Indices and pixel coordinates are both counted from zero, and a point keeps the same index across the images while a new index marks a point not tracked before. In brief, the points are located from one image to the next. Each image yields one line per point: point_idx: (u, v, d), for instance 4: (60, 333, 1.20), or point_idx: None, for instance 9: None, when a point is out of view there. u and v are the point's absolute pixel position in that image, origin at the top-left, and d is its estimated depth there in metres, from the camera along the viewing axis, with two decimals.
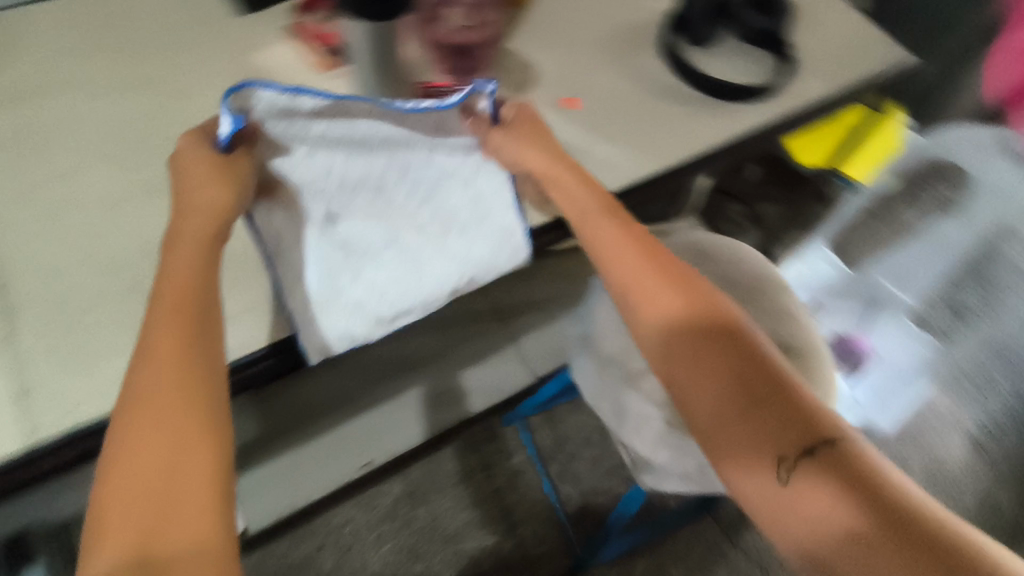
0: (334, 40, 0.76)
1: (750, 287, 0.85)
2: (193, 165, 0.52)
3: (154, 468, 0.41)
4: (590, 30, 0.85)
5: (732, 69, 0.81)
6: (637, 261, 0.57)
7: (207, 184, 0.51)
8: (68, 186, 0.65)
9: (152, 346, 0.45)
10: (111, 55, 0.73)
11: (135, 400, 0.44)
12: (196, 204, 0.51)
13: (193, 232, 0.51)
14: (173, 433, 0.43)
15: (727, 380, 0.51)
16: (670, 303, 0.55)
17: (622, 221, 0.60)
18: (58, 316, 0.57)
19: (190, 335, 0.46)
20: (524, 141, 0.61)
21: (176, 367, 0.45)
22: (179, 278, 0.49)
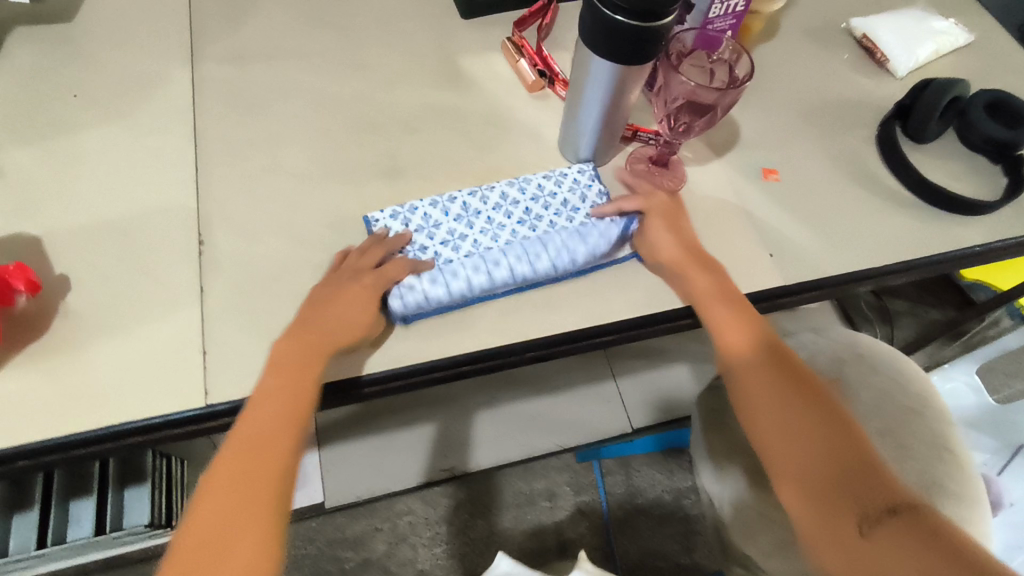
0: (550, 62, 0.73)
1: (913, 409, 0.76)
2: (348, 293, 0.55)
3: (222, 539, 0.44)
4: (805, 98, 0.79)
5: (946, 173, 0.75)
6: (744, 338, 0.57)
7: (347, 317, 0.54)
8: (273, 149, 0.65)
9: (247, 434, 0.47)
10: (330, 30, 0.74)
11: (227, 467, 0.46)
12: (330, 333, 0.53)
13: (316, 358, 0.51)
14: (238, 506, 0.45)
15: (823, 454, 0.50)
16: (774, 384, 0.54)
17: (731, 293, 0.59)
18: (245, 279, 0.57)
19: (286, 429, 0.48)
20: (660, 229, 0.62)
21: (256, 452, 0.47)
22: (281, 376, 0.50)
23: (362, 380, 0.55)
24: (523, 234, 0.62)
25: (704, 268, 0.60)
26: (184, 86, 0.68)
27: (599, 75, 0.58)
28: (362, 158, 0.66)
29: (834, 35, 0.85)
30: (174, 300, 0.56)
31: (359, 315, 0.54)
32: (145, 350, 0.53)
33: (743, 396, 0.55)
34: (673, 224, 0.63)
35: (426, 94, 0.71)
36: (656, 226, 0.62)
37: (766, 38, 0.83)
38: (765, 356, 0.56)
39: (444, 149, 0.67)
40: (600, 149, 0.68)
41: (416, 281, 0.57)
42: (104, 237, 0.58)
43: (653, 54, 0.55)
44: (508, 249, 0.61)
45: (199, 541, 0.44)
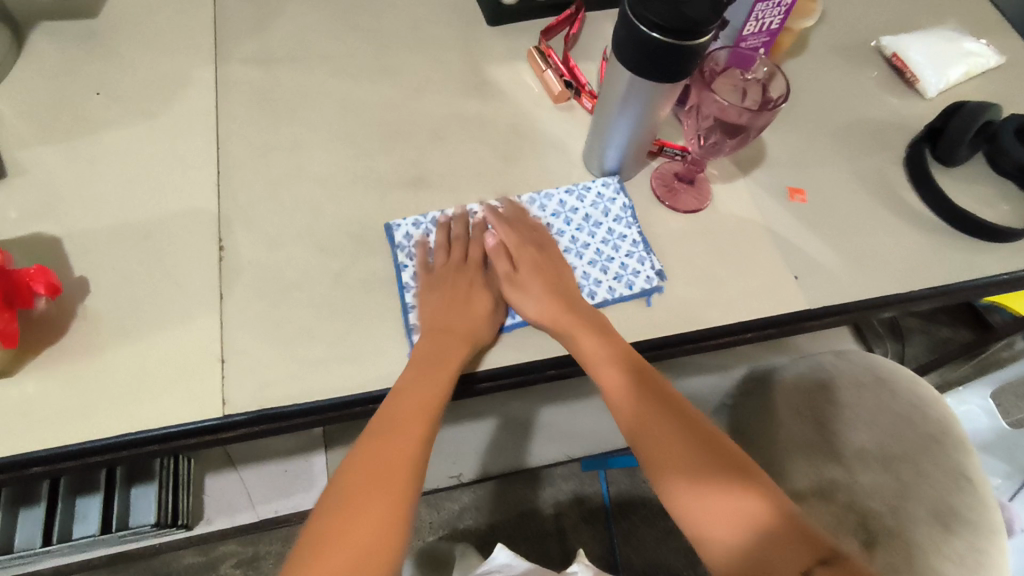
0: (576, 73, 0.72)
1: (936, 436, 0.73)
2: (477, 280, 0.58)
3: (365, 514, 0.46)
4: (833, 117, 0.78)
5: (974, 199, 0.74)
6: (631, 387, 0.54)
7: (484, 302, 0.57)
8: (298, 154, 0.65)
9: (390, 420, 0.50)
10: (356, 35, 0.74)
11: (370, 449, 0.49)
12: (470, 319, 0.56)
13: (458, 349, 0.54)
14: (379, 486, 0.47)
15: (732, 501, 0.48)
16: (670, 429, 0.52)
17: (610, 334, 0.56)
18: (266, 287, 0.57)
19: (421, 421, 0.51)
20: (531, 277, 0.58)
21: (397, 439, 0.50)
22: (419, 367, 0.53)
23: (478, 376, 0.57)
24: None
25: (575, 310, 0.57)
26: (209, 88, 0.67)
27: (631, 91, 0.57)
28: (387, 167, 0.65)
29: (864, 53, 0.84)
30: (194, 306, 0.55)
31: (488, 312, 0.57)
32: (164, 357, 0.53)
33: (642, 444, 0.53)
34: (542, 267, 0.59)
35: (452, 103, 0.70)
36: (532, 282, 0.58)
37: (796, 55, 0.82)
38: (657, 402, 0.54)
39: (469, 160, 0.67)
40: (625, 168, 0.67)
41: None
42: (125, 239, 0.58)
43: (687, 72, 0.54)
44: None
45: (343, 518, 0.46)
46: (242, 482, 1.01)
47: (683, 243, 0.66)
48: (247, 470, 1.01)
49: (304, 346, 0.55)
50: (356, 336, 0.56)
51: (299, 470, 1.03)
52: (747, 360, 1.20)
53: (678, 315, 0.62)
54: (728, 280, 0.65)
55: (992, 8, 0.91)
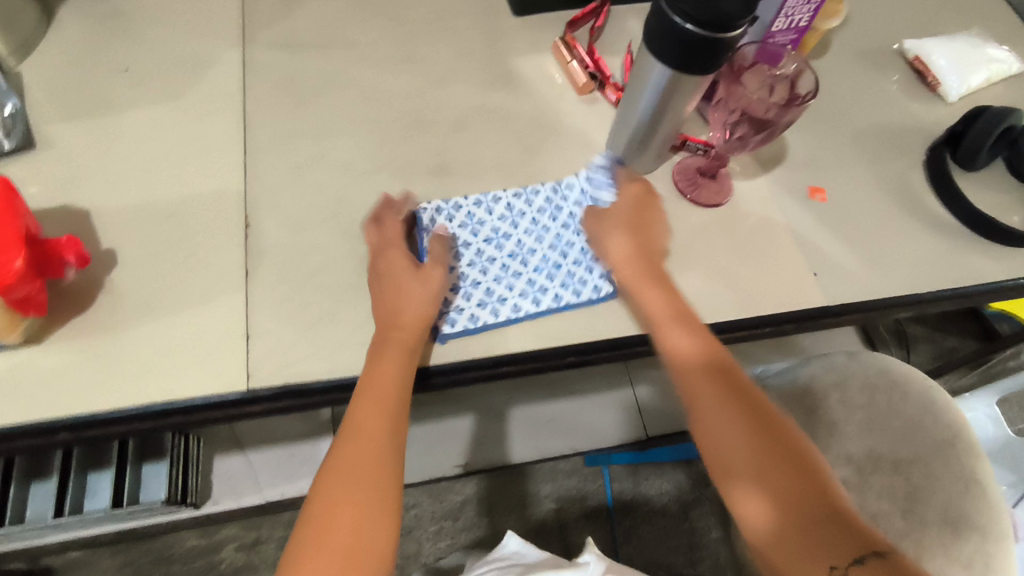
0: (602, 65, 0.72)
1: (944, 439, 0.73)
2: (394, 267, 0.55)
3: (351, 508, 0.47)
4: (854, 120, 0.78)
5: (992, 203, 0.74)
6: (696, 366, 0.55)
7: (410, 284, 0.55)
8: (323, 139, 0.65)
9: (354, 423, 0.50)
10: (382, 23, 0.74)
11: (342, 451, 0.49)
12: (401, 305, 0.54)
13: (404, 342, 0.53)
14: (360, 492, 0.47)
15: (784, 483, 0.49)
16: (727, 409, 0.53)
17: (682, 317, 0.57)
18: (291, 267, 0.57)
19: (383, 419, 0.50)
20: (621, 236, 0.60)
21: (366, 441, 0.49)
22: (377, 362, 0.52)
23: (430, 370, 0.56)
24: (566, 239, 0.63)
25: (653, 282, 0.58)
26: (236, 70, 0.68)
27: (656, 82, 0.58)
28: (411, 154, 0.66)
29: (885, 57, 0.84)
30: (219, 284, 0.56)
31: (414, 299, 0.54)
32: (188, 333, 0.53)
33: (699, 419, 0.54)
34: (635, 230, 0.61)
35: (476, 93, 0.71)
36: (616, 240, 0.60)
37: (817, 56, 0.82)
38: (720, 378, 0.54)
39: (492, 150, 0.67)
40: (646, 161, 0.67)
41: (484, 281, 0.60)
42: (151, 216, 0.58)
43: (716, 66, 0.54)
44: (550, 253, 0.62)
45: (322, 528, 0.46)
46: (250, 465, 1.01)
47: (703, 239, 0.67)
48: (256, 452, 1.02)
49: (326, 326, 0.55)
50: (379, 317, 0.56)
51: (306, 455, 1.03)
52: (754, 361, 1.20)
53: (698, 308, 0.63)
54: (747, 276, 0.65)
55: (1014, 14, 0.91)
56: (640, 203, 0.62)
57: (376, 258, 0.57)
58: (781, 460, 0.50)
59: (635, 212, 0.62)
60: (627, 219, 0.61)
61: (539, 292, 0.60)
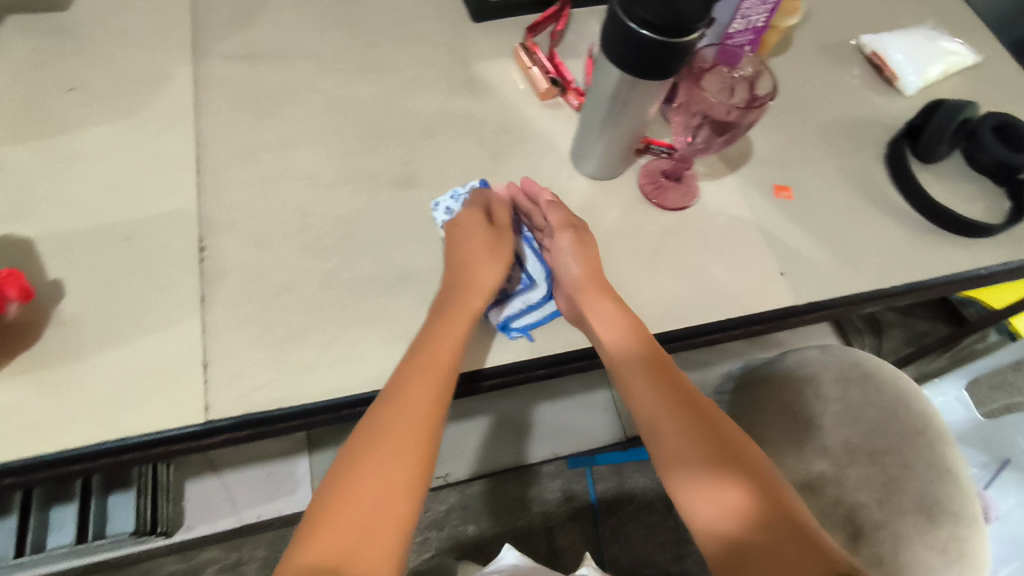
0: (563, 71, 0.72)
1: (919, 427, 0.76)
2: (475, 234, 0.58)
3: (383, 469, 0.45)
4: (819, 116, 0.79)
5: (952, 195, 0.75)
6: (645, 366, 0.55)
7: (483, 257, 0.58)
8: (284, 154, 0.63)
9: (403, 388, 0.49)
10: (341, 31, 0.72)
11: (391, 408, 0.48)
12: (474, 277, 0.57)
13: (466, 312, 0.55)
14: (396, 458, 0.46)
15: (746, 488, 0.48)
16: (678, 406, 0.53)
17: (629, 322, 0.57)
18: (254, 288, 0.56)
19: (435, 391, 0.50)
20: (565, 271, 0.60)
21: (418, 406, 0.48)
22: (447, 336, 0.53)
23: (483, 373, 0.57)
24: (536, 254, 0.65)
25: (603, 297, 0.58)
26: (189, 86, 0.66)
27: (616, 87, 0.57)
28: (375, 166, 0.64)
29: (846, 53, 0.85)
30: (175, 309, 0.54)
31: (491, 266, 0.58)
32: (146, 363, 0.51)
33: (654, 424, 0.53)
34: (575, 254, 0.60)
35: (439, 101, 0.69)
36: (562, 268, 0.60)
37: (780, 54, 0.82)
38: (672, 384, 0.54)
39: (458, 159, 0.66)
40: (612, 168, 0.67)
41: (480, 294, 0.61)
42: (102, 241, 0.56)
43: (673, 70, 0.54)
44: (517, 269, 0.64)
45: (358, 483, 0.44)
46: (224, 487, 0.98)
47: (674, 242, 0.66)
48: (231, 474, 0.99)
49: (291, 349, 0.53)
50: (344, 336, 0.55)
51: (283, 474, 1.01)
52: (732, 356, 1.20)
53: (672, 310, 0.62)
54: (715, 276, 0.65)
55: (969, 9, 0.92)
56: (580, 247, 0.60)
57: (456, 227, 0.59)
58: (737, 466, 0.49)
59: (589, 240, 0.61)
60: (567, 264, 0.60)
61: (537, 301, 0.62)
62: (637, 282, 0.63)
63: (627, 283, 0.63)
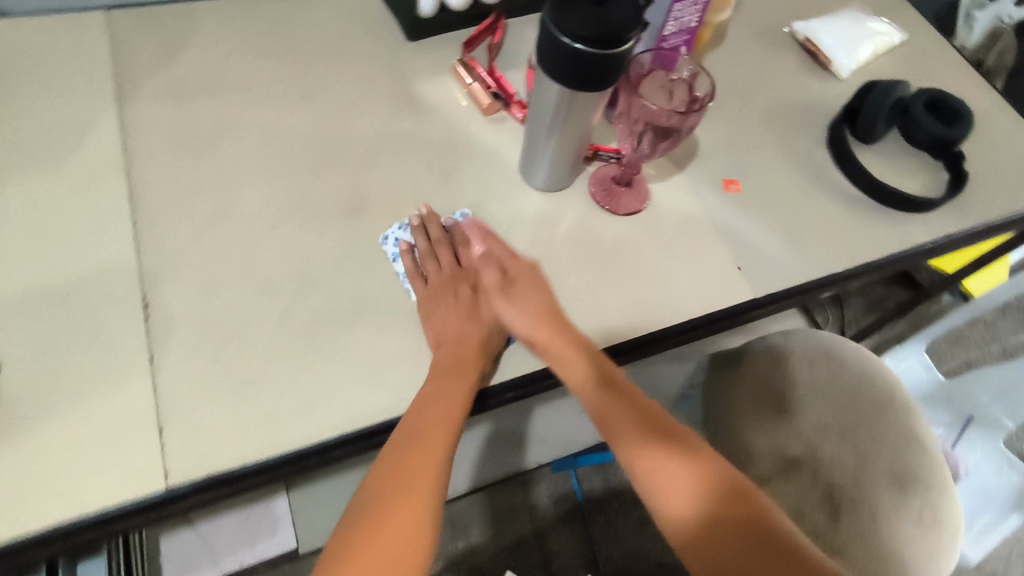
0: (504, 84, 0.72)
1: (883, 400, 0.78)
2: (451, 304, 0.57)
3: (397, 507, 0.48)
4: (760, 106, 0.80)
5: (893, 172, 0.77)
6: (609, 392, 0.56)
7: (468, 321, 0.57)
8: (223, 194, 0.61)
9: (415, 421, 0.51)
10: (272, 61, 0.70)
11: (403, 447, 0.50)
12: (464, 335, 0.56)
13: (478, 356, 0.55)
14: (410, 497, 0.48)
15: (709, 499, 0.52)
16: (643, 428, 0.55)
17: (586, 347, 0.57)
18: (205, 340, 0.53)
19: (445, 428, 0.51)
20: (518, 304, 0.57)
21: (420, 460, 0.50)
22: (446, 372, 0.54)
23: (492, 390, 0.57)
24: None
25: (560, 326, 0.57)
26: (116, 132, 0.63)
27: (557, 100, 0.57)
28: (320, 200, 0.62)
29: (780, 40, 0.86)
30: (122, 371, 0.51)
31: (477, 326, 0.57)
32: (95, 432, 0.49)
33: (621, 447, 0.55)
34: (532, 292, 0.58)
35: (381, 125, 0.68)
36: (515, 301, 0.57)
37: (717, 47, 0.83)
38: (634, 406, 0.56)
39: (406, 182, 0.65)
40: (562, 179, 0.67)
41: None
42: (36, 307, 0.53)
43: (611, 79, 0.54)
44: None
45: (368, 544, 0.46)
46: (201, 537, 0.95)
47: (629, 246, 0.66)
48: (206, 523, 0.95)
49: (248, 399, 0.52)
50: (304, 380, 0.53)
51: (261, 515, 0.98)
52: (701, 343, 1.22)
53: (636, 316, 0.62)
54: (674, 276, 0.65)
55: None
56: (531, 282, 0.58)
57: (429, 294, 0.57)
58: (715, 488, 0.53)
59: (524, 283, 0.58)
60: (525, 296, 0.58)
61: None
62: (597, 291, 0.63)
63: (587, 293, 0.63)
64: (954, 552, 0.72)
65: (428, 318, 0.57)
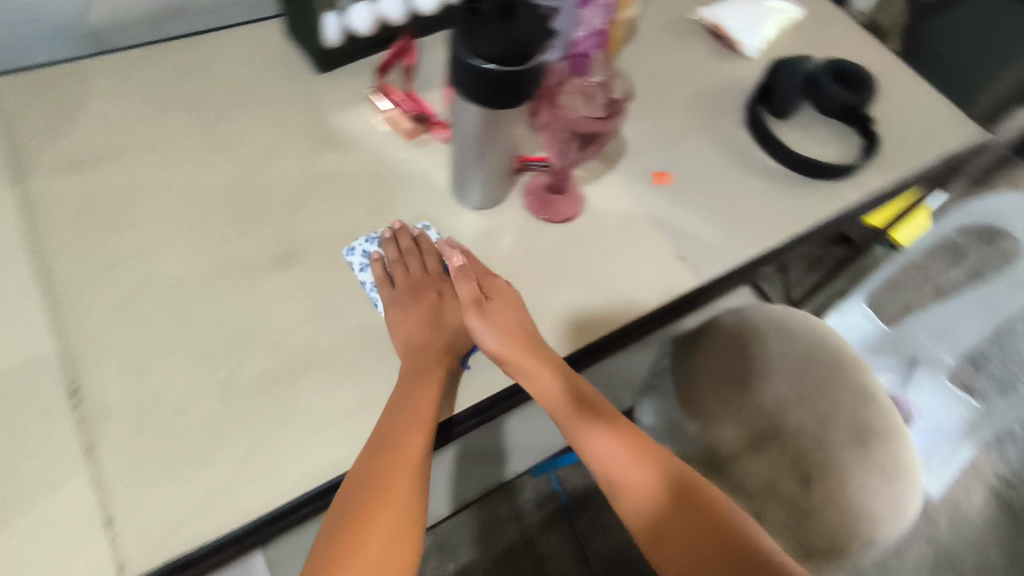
0: (425, 107, 0.71)
1: (833, 363, 0.80)
2: (422, 308, 0.58)
3: (371, 524, 0.47)
4: (678, 95, 0.81)
5: (810, 143, 0.80)
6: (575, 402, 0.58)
7: (437, 325, 0.58)
8: (144, 260, 0.58)
9: (388, 437, 0.50)
10: (179, 114, 0.67)
11: (376, 465, 0.49)
12: (432, 342, 0.57)
13: (436, 373, 0.54)
14: (387, 512, 0.48)
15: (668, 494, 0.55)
16: (606, 433, 0.58)
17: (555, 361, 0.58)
18: (145, 419, 0.51)
19: (417, 442, 0.51)
20: (491, 322, 0.57)
21: (397, 476, 0.49)
22: (413, 394, 0.53)
23: (454, 420, 0.56)
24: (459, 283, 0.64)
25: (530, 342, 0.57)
26: (18, 211, 0.59)
27: (476, 120, 0.57)
28: (250, 252, 0.60)
29: (688, 29, 0.88)
30: (58, 467, 0.48)
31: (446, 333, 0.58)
32: (36, 538, 0.45)
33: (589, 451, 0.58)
34: (505, 310, 0.58)
35: (304, 165, 0.66)
36: (490, 318, 0.57)
37: (629, 44, 0.85)
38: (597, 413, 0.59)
39: (338, 220, 0.63)
40: (494, 195, 0.67)
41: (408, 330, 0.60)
42: None
43: (527, 95, 0.53)
44: None
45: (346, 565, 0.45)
46: None
47: (571, 251, 0.66)
48: None
49: (201, 474, 0.49)
50: (259, 444, 0.51)
51: None
52: None
53: (587, 320, 0.62)
54: (618, 275, 0.66)
55: None
56: (504, 300, 0.59)
57: (401, 298, 0.58)
58: (679, 495, 0.55)
59: (499, 302, 0.58)
60: (498, 314, 0.58)
61: None
62: (545, 302, 0.63)
63: (535, 305, 0.62)
64: (919, 497, 0.75)
65: (399, 323, 0.57)
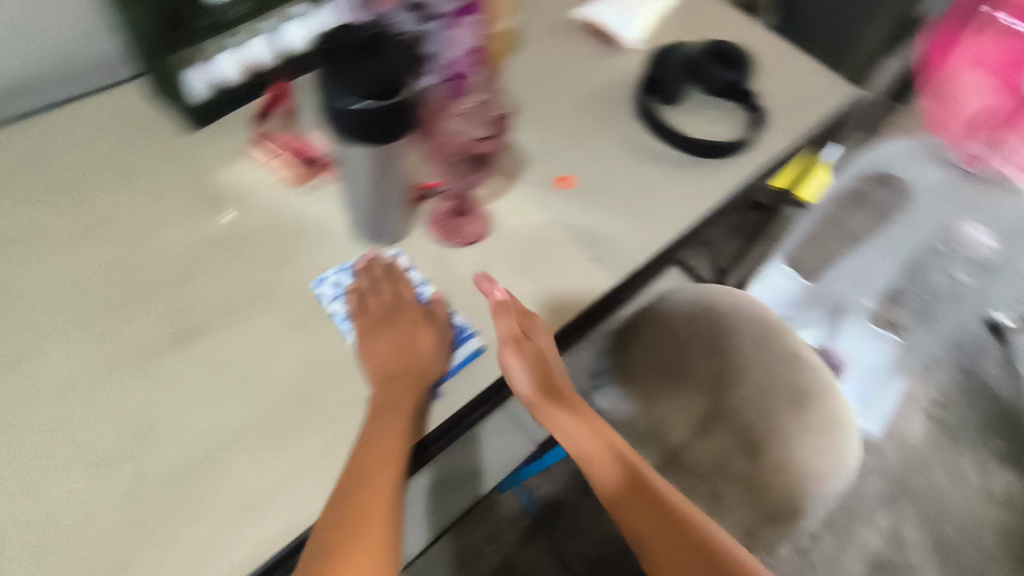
0: (311, 149, 0.68)
1: (759, 333, 0.82)
2: (397, 332, 0.57)
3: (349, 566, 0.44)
4: (569, 98, 0.82)
5: (701, 126, 0.82)
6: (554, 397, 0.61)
7: (415, 344, 0.57)
8: (24, 366, 0.53)
9: (357, 473, 0.49)
10: (44, 200, 0.62)
11: (345, 505, 0.47)
12: (406, 366, 0.55)
13: (404, 405, 0.53)
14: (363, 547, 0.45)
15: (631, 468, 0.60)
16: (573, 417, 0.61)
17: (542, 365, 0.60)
18: (49, 541, 0.46)
19: (387, 473, 0.49)
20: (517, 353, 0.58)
21: (368, 511, 0.47)
22: (376, 429, 0.51)
23: (429, 438, 0.55)
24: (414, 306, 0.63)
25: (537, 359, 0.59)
26: None
27: (360, 159, 0.55)
28: (144, 335, 0.56)
29: (568, 31, 0.89)
30: None
31: (423, 354, 0.56)
32: None
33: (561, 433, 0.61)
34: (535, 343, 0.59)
35: (191, 232, 0.62)
36: (519, 350, 0.58)
37: (513, 54, 0.85)
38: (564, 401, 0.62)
39: (237, 284, 0.60)
40: (398, 228, 0.65)
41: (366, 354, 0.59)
42: None
43: (408, 127, 0.52)
44: None
45: None
46: None
47: (485, 272, 0.65)
48: None
49: None
50: (183, 543, 0.47)
51: None
52: None
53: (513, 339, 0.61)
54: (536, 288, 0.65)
55: None
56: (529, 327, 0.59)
57: (374, 324, 0.58)
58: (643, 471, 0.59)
59: (533, 337, 0.59)
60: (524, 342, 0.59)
61: (458, 340, 0.60)
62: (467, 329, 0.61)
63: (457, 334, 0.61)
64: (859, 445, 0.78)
65: (376, 351, 0.56)
